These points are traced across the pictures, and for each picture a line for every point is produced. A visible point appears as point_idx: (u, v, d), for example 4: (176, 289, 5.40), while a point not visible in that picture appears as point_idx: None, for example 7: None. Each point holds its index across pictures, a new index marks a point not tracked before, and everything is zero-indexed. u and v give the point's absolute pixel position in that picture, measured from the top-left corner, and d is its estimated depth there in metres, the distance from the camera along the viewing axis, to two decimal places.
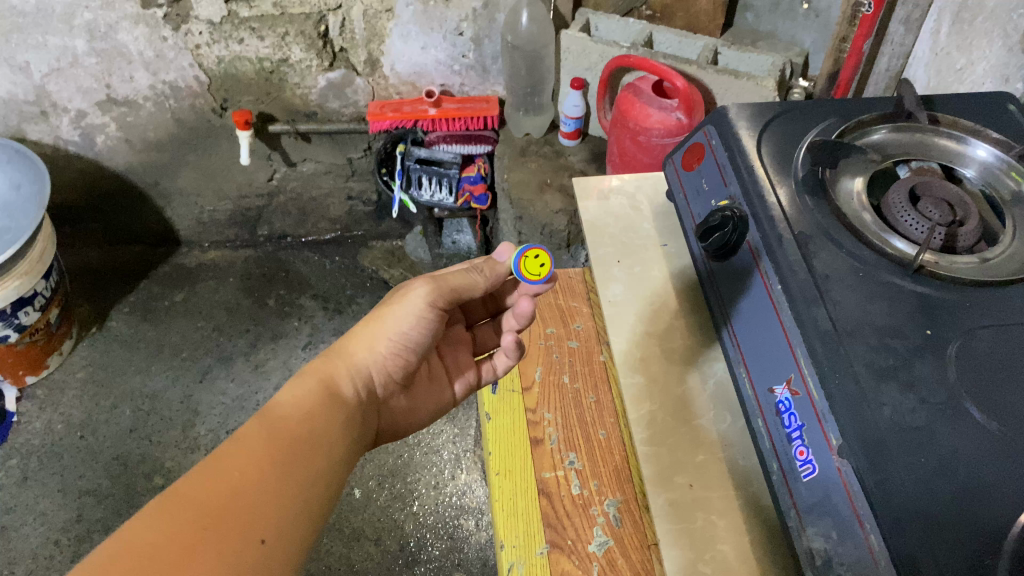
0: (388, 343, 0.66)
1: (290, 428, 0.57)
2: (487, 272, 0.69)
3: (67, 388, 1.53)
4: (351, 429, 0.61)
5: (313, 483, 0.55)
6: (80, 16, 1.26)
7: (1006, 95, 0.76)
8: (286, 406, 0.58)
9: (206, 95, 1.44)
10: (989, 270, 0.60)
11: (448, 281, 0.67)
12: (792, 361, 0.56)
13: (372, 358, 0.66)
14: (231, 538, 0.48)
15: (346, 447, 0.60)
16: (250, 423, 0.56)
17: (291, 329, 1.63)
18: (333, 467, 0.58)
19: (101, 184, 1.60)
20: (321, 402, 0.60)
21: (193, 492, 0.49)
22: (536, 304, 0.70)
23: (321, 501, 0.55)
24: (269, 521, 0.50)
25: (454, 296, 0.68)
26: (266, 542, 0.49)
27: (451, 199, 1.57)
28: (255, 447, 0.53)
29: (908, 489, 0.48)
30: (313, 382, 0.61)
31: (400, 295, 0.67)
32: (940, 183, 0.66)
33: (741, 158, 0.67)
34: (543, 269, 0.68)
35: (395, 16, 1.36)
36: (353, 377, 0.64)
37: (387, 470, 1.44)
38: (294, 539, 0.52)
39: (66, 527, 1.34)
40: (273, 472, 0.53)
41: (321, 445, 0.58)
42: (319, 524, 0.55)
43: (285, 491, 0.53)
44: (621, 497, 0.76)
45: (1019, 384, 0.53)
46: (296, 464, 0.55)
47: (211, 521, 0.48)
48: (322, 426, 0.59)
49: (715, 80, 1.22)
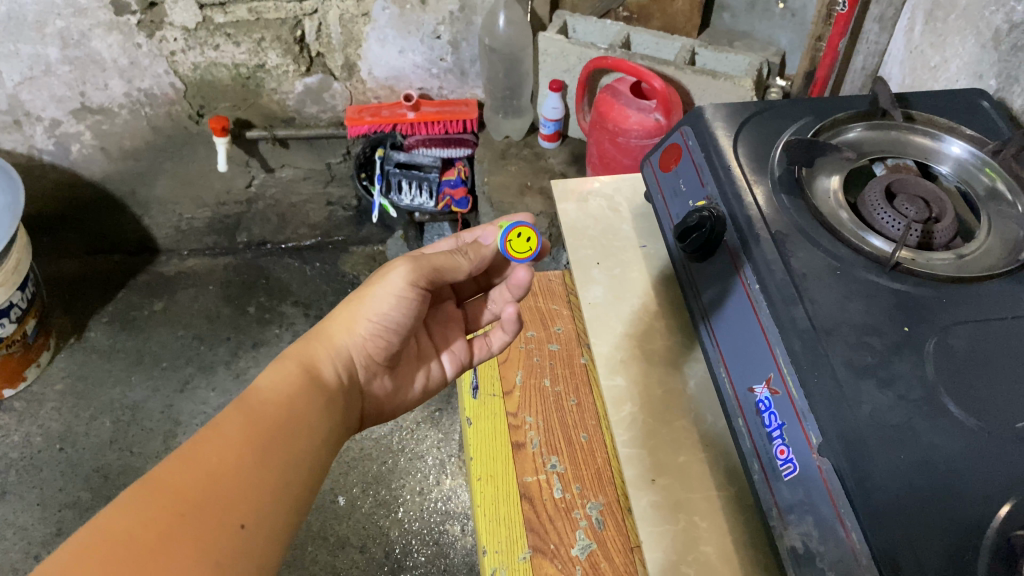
0: (368, 323, 0.65)
1: (270, 412, 0.56)
2: (473, 256, 0.68)
3: (45, 401, 1.51)
4: (332, 413, 0.61)
5: (294, 468, 0.55)
6: (52, 24, 1.24)
7: (979, 92, 0.76)
8: (265, 390, 0.58)
9: (182, 102, 1.43)
10: (966, 266, 0.61)
11: (430, 261, 0.65)
12: (772, 360, 0.56)
13: (353, 339, 0.65)
14: (210, 525, 0.47)
15: (328, 430, 0.60)
16: (229, 408, 0.55)
17: (272, 337, 1.62)
18: (314, 450, 0.57)
19: (77, 193, 1.59)
20: (301, 385, 0.59)
21: (170, 479, 0.48)
22: (533, 272, 0.69)
23: (301, 486, 0.55)
24: (248, 506, 0.50)
25: (437, 276, 0.66)
26: (245, 528, 0.49)
27: (431, 203, 1.59)
28: (234, 433, 0.53)
29: (887, 486, 0.48)
30: (292, 365, 0.61)
31: (381, 275, 0.66)
32: (915, 180, 0.66)
33: (719, 159, 0.67)
34: (530, 245, 0.68)
35: (371, 21, 1.36)
36: (334, 359, 0.64)
37: (371, 477, 1.43)
38: (274, 524, 0.51)
39: (46, 542, 1.33)
40: (252, 456, 0.52)
41: (302, 428, 0.57)
42: (300, 508, 0.55)
43: (264, 476, 0.52)
44: (603, 500, 0.75)
45: (997, 380, 0.53)
46: (276, 447, 0.54)
47: (189, 507, 0.47)
48: (303, 410, 0.58)
49: (693, 80, 1.23)
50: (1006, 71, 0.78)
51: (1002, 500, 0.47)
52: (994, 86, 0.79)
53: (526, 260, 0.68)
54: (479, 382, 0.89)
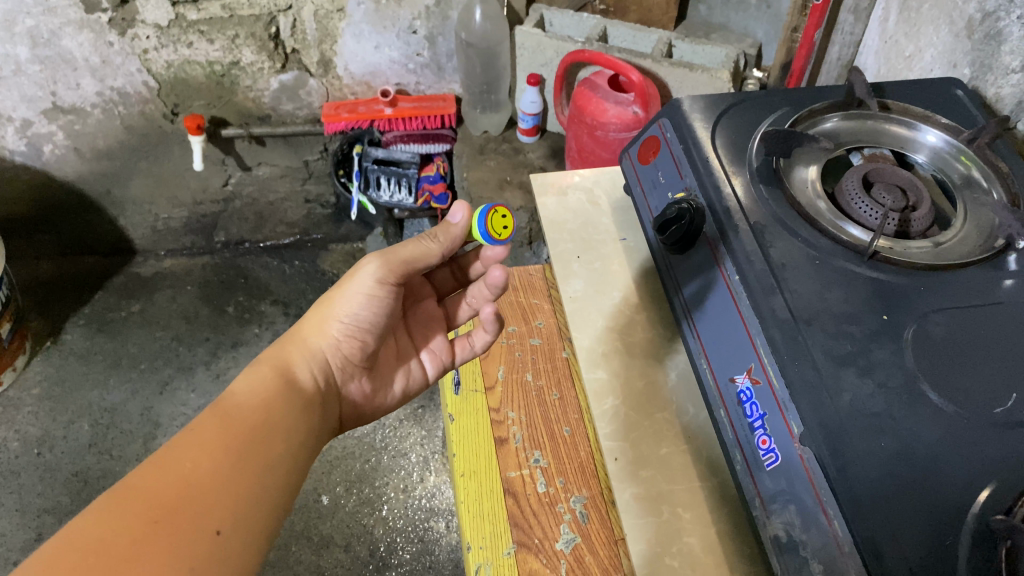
0: (340, 324, 0.65)
1: (246, 416, 0.55)
2: (443, 239, 0.66)
3: (22, 405, 1.49)
4: (309, 415, 0.60)
5: (271, 472, 0.54)
6: (21, 23, 1.22)
7: (953, 80, 0.77)
8: (241, 395, 0.57)
9: (156, 100, 1.42)
10: (943, 254, 0.61)
11: (399, 253, 0.65)
12: (752, 351, 0.56)
13: (327, 341, 0.65)
14: (185, 531, 0.47)
15: (306, 433, 0.59)
16: (204, 413, 0.55)
17: (251, 336, 1.61)
18: (291, 454, 0.57)
19: (51, 195, 1.56)
20: (276, 388, 0.59)
21: (143, 485, 0.48)
22: (508, 271, 0.69)
23: (278, 491, 0.54)
24: (224, 511, 0.49)
25: (408, 269, 0.66)
26: (221, 533, 0.48)
27: (411, 199, 1.57)
28: (209, 438, 0.52)
29: (869, 473, 0.48)
30: (267, 369, 0.61)
31: (351, 274, 0.66)
32: (892, 169, 0.67)
33: (697, 150, 0.67)
34: (507, 229, 0.65)
35: (346, 16, 1.35)
36: (309, 361, 0.63)
37: (354, 475, 1.42)
38: (252, 529, 0.51)
39: (25, 548, 1.31)
40: (228, 461, 0.52)
41: (279, 433, 0.57)
42: (278, 513, 0.54)
43: (241, 481, 0.52)
44: (587, 493, 0.75)
45: (975, 365, 0.53)
46: (253, 452, 0.54)
47: (162, 514, 0.47)
48: (279, 414, 0.58)
49: (670, 72, 1.23)
50: (979, 60, 0.78)
51: (981, 486, 0.48)
52: (968, 75, 0.80)
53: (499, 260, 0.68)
54: (460, 377, 0.88)
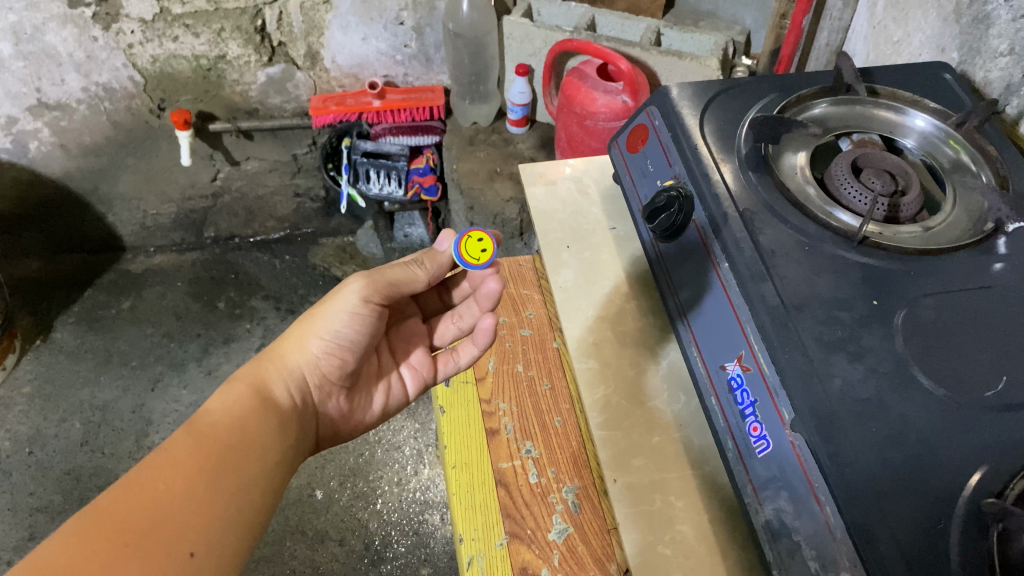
0: (319, 342, 0.64)
1: (220, 436, 0.55)
2: (429, 264, 0.67)
3: (13, 404, 1.48)
4: (286, 433, 0.60)
5: (246, 492, 0.54)
6: (4, 18, 1.20)
7: (942, 65, 0.76)
8: (217, 413, 0.57)
9: (142, 95, 1.41)
10: (933, 238, 0.61)
11: (385, 275, 0.64)
12: (743, 338, 0.56)
13: (305, 359, 0.64)
14: (154, 553, 0.46)
15: (283, 451, 0.59)
16: (179, 432, 0.54)
17: (243, 331, 1.61)
18: (267, 473, 0.57)
19: (38, 193, 1.55)
20: (253, 406, 0.59)
21: (115, 507, 0.47)
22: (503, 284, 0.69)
23: (256, 509, 0.54)
24: (197, 534, 0.49)
25: (394, 290, 0.65)
26: (195, 555, 0.48)
27: (400, 191, 1.55)
28: (183, 458, 0.52)
29: (861, 459, 0.48)
30: (242, 387, 0.60)
31: (335, 292, 0.65)
32: (881, 155, 0.66)
33: (685, 139, 0.66)
34: (484, 254, 0.64)
35: (333, 8, 1.34)
36: (286, 379, 0.63)
37: (348, 470, 1.42)
38: (225, 551, 0.50)
39: (18, 547, 1.31)
40: (202, 481, 0.52)
41: (254, 451, 0.56)
42: (254, 533, 0.54)
43: (213, 501, 0.51)
44: (579, 483, 0.76)
45: (966, 351, 0.53)
46: (227, 470, 0.54)
47: (134, 536, 0.46)
48: (254, 433, 0.57)
49: (658, 61, 1.23)
50: (968, 44, 0.78)
51: (974, 469, 0.48)
52: (956, 59, 0.80)
53: (495, 269, 0.67)
54: None
